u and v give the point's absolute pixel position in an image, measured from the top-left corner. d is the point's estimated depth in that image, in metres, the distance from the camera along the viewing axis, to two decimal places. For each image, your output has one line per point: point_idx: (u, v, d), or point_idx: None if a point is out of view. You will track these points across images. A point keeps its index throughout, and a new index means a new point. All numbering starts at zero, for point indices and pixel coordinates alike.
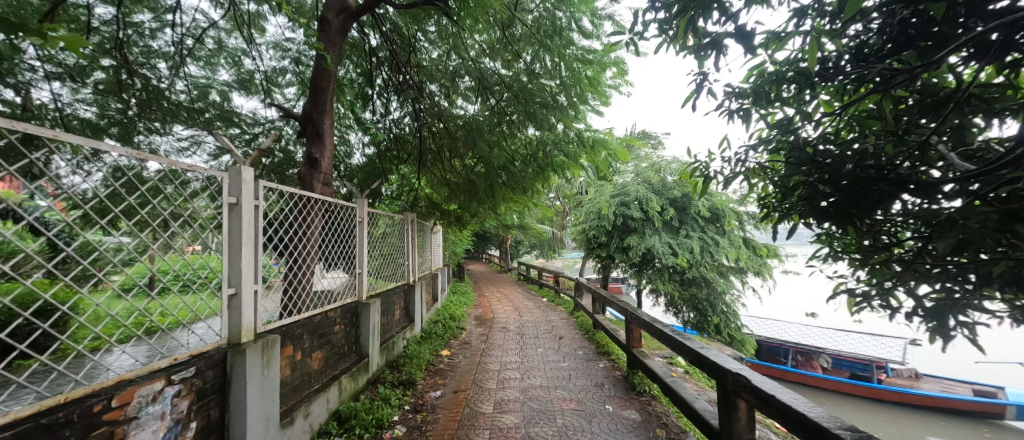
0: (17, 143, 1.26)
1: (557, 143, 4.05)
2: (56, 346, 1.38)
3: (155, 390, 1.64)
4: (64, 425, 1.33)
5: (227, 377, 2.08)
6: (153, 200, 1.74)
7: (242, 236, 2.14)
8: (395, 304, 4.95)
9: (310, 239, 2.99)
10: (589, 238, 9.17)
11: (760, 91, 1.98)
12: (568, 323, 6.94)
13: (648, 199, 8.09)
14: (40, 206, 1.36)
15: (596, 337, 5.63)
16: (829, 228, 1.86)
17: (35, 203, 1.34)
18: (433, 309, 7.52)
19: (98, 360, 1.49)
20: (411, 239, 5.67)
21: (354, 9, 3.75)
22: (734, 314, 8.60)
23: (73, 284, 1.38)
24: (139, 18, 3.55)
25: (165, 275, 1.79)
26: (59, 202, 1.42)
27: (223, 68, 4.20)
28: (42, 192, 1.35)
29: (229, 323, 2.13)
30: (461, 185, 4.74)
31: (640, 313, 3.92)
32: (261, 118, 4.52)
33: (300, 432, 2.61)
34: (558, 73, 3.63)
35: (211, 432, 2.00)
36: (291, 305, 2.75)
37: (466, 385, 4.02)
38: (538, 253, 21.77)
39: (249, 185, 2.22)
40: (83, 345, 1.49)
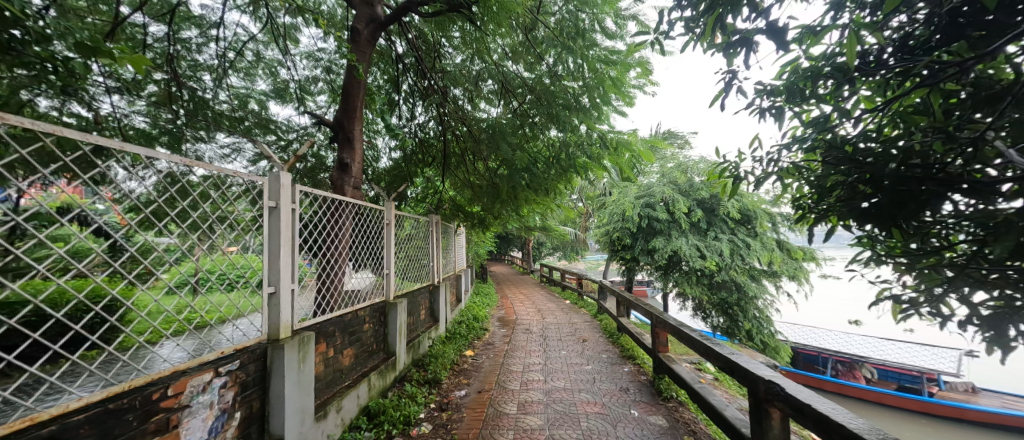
0: (90, 154, 1.40)
1: (579, 145, 4.02)
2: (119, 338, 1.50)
3: (205, 380, 1.77)
4: (127, 410, 1.45)
5: (267, 370, 2.21)
6: (201, 204, 1.87)
7: (281, 238, 2.26)
8: (421, 304, 5.06)
9: (341, 240, 3.12)
10: (613, 240, 9.00)
11: (794, 88, 1.91)
12: (591, 326, 6.89)
13: (674, 200, 7.96)
14: (102, 211, 1.49)
15: (621, 341, 5.54)
16: (871, 230, 1.78)
17: (97, 207, 1.46)
18: (457, 310, 7.63)
19: (155, 352, 1.61)
20: (435, 241, 5.77)
21: (383, 20, 3.90)
22: (767, 320, 8.26)
23: (134, 281, 1.51)
24: (188, 34, 3.81)
25: (212, 275, 1.91)
26: (117, 206, 1.52)
27: (261, 78, 4.46)
28: (104, 198, 1.47)
29: (269, 320, 2.25)
30: (484, 188, 4.79)
31: (667, 317, 3.85)
32: (296, 126, 4.76)
33: (333, 426, 2.72)
34: (581, 74, 3.64)
35: (253, 422, 2.13)
36: (324, 302, 2.87)
37: (489, 386, 4.05)
38: (560, 254, 21.67)
39: (287, 190, 2.34)
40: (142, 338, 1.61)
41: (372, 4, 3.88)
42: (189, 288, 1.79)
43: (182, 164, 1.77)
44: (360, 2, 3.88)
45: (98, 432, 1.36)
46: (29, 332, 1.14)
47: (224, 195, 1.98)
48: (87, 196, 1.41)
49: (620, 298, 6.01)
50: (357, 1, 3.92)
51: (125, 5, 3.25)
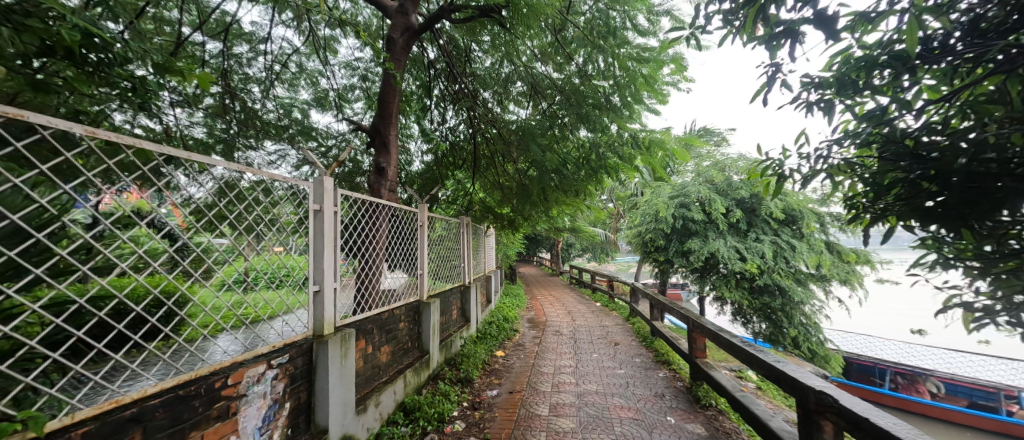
0: (159, 162, 1.53)
1: (610, 144, 3.94)
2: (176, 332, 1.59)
3: (259, 372, 1.89)
4: (194, 397, 1.57)
5: (313, 364, 2.34)
6: (243, 206, 1.91)
7: (324, 239, 2.39)
8: (452, 304, 5.16)
9: (379, 241, 3.24)
10: (645, 242, 8.76)
11: (845, 79, 1.76)
12: (623, 329, 6.75)
13: (711, 200, 7.66)
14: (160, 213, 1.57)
15: (655, 345, 5.39)
16: (937, 231, 1.64)
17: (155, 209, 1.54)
18: (487, 311, 7.71)
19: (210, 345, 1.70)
20: (466, 243, 5.87)
21: (417, 28, 4.02)
22: (816, 327, 7.75)
23: (190, 278, 1.59)
24: (239, 50, 4.10)
25: (253, 273, 1.99)
26: (177, 209, 1.62)
27: (303, 88, 4.72)
28: (163, 201, 1.56)
29: (313, 317, 2.38)
30: (514, 189, 4.81)
31: (705, 322, 3.71)
32: (334, 133, 4.99)
33: (372, 420, 2.83)
34: (612, 73, 3.58)
35: (301, 412, 2.26)
36: (363, 301, 3.00)
37: (521, 386, 4.07)
38: (591, 256, 21.40)
39: (330, 193, 2.47)
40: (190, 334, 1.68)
41: (407, 13, 4.00)
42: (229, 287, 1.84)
43: (234, 170, 1.88)
44: (396, 12, 4.02)
45: (170, 416, 1.48)
46: (108, 320, 1.24)
47: (270, 199, 2.09)
48: (150, 199, 1.51)
49: (653, 302, 5.85)
50: (392, 12, 4.05)
51: (186, 25, 3.52)
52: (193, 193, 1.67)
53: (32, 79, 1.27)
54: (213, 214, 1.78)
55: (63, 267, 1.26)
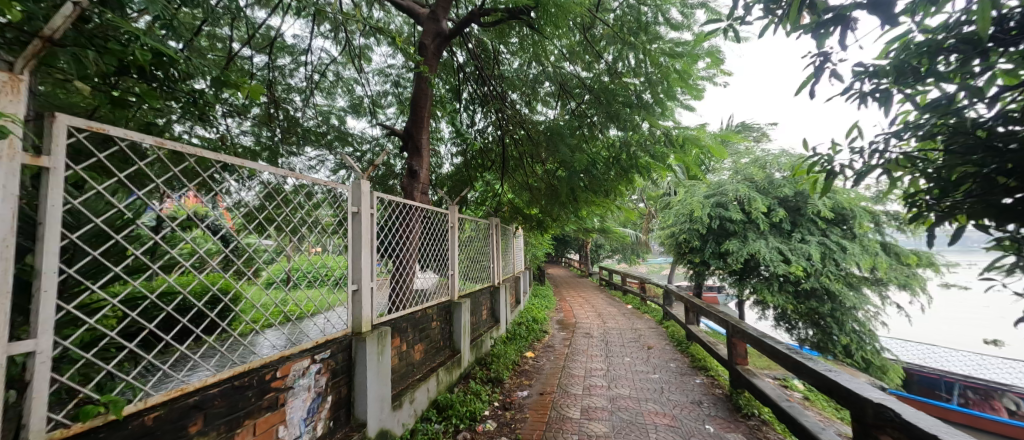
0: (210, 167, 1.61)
1: (641, 143, 3.83)
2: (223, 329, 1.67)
3: (304, 366, 2.00)
4: (247, 387, 1.68)
5: (353, 360, 2.44)
6: (288, 209, 2.00)
7: (362, 240, 2.49)
8: (482, 305, 5.21)
9: (411, 242, 3.33)
10: (679, 242, 8.45)
11: (905, 66, 1.60)
12: (657, 333, 6.55)
13: (751, 199, 7.31)
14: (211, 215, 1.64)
15: (691, 350, 5.20)
16: (1016, 231, 1.48)
17: (208, 212, 1.61)
18: (517, 312, 7.72)
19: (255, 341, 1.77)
20: (495, 244, 5.91)
21: (448, 33, 4.10)
22: (870, 334, 7.21)
23: (236, 276, 1.66)
24: (282, 62, 4.33)
25: (296, 272, 2.06)
26: (227, 212, 1.69)
27: (340, 96, 4.94)
28: (214, 204, 1.63)
29: (352, 314, 2.48)
30: (542, 190, 4.80)
31: (746, 327, 3.54)
32: (369, 138, 5.18)
33: (407, 416, 2.91)
34: (643, 70, 3.49)
35: (341, 406, 2.35)
36: (397, 300, 3.09)
37: (552, 388, 4.05)
38: (622, 257, 20.93)
39: (366, 196, 2.57)
40: (240, 330, 1.77)
41: (437, 19, 4.09)
42: (276, 285, 1.91)
43: (279, 175, 1.96)
44: (427, 19, 4.11)
45: (228, 404, 1.58)
46: (167, 316, 1.32)
47: (310, 200, 2.17)
48: (204, 203, 1.58)
49: (689, 305, 5.64)
50: (424, 19, 4.16)
51: (237, 41, 3.77)
52: (240, 196, 1.74)
53: (111, 97, 1.40)
54: (260, 216, 1.84)
55: (136, 265, 1.38)
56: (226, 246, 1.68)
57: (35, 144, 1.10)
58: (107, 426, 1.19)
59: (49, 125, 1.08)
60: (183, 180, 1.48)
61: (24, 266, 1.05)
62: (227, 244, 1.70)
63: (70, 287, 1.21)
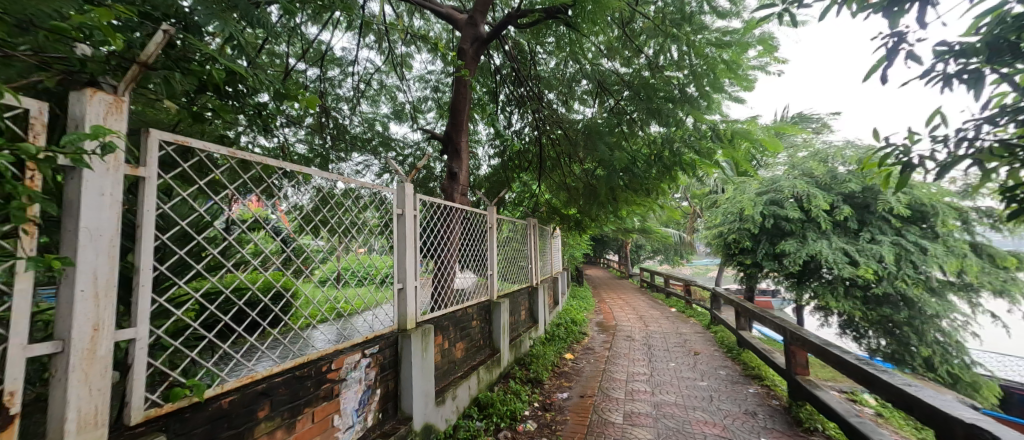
0: (269, 173, 1.71)
1: (685, 139, 3.66)
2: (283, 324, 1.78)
3: (355, 359, 2.12)
4: (307, 378, 1.80)
5: (399, 355, 2.54)
6: (339, 212, 2.10)
7: (406, 241, 2.59)
8: (521, 305, 5.24)
9: (452, 243, 3.42)
10: (728, 243, 7.97)
11: (1002, 42, 1.37)
12: (704, 338, 6.25)
13: (811, 196, 6.76)
14: (271, 218, 1.74)
15: (743, 358, 4.89)
16: None
17: (269, 215, 1.72)
18: (555, 313, 7.68)
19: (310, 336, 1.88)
20: (533, 244, 5.92)
21: (486, 36, 4.15)
22: (958, 347, 6.41)
23: (292, 274, 1.76)
24: (332, 73, 4.60)
25: (347, 271, 2.15)
26: (285, 216, 1.80)
27: (384, 103, 5.17)
28: (274, 208, 1.74)
29: (398, 312, 2.58)
30: (581, 190, 4.74)
31: (806, 334, 3.29)
32: (410, 142, 5.38)
33: (449, 412, 2.99)
34: (687, 63, 3.34)
35: (389, 399, 2.46)
36: (439, 299, 3.18)
37: (592, 391, 3.99)
38: (666, 258, 20.16)
39: (410, 199, 2.68)
40: (298, 324, 1.88)
41: (475, 24, 4.16)
42: (330, 283, 2.01)
43: (331, 180, 2.08)
44: (466, 24, 4.19)
45: (291, 392, 1.71)
46: (238, 310, 1.43)
47: (359, 203, 2.28)
48: (263, 207, 1.69)
49: (740, 309, 5.32)
50: (463, 24, 4.24)
51: (292, 57, 4.06)
52: (293, 199, 1.83)
53: (192, 111, 1.55)
54: (313, 218, 1.93)
55: (213, 263, 1.52)
56: (285, 247, 1.80)
57: (134, 156, 1.25)
58: (192, 407, 1.33)
59: (145, 139, 1.22)
60: (250, 186, 1.61)
61: (126, 263, 1.20)
62: (287, 245, 1.82)
63: (161, 283, 1.36)
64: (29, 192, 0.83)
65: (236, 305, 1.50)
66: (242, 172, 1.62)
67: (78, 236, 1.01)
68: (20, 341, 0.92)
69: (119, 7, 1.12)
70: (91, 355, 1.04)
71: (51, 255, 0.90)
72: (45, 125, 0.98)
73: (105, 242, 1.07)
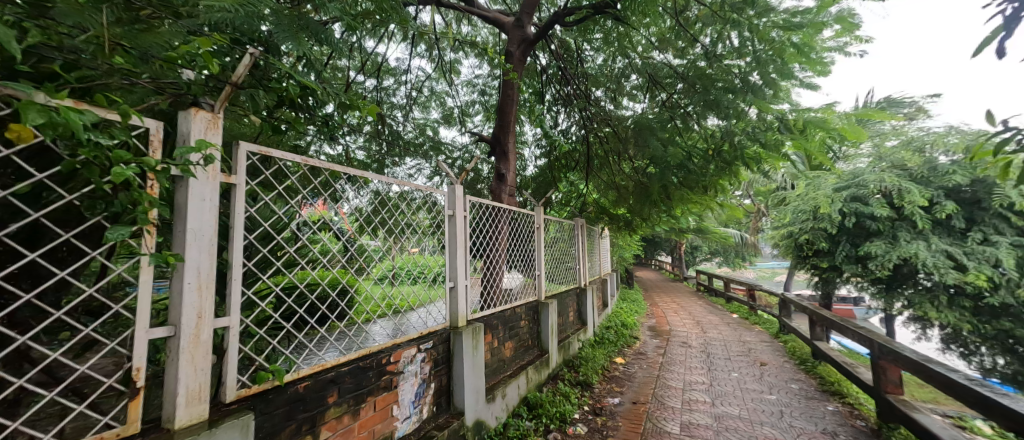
0: (333, 178, 1.84)
1: (747, 132, 3.41)
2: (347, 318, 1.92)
3: (411, 354, 2.23)
4: (369, 368, 1.93)
5: (451, 351, 2.63)
6: (394, 213, 2.21)
7: (458, 241, 2.68)
8: (569, 306, 5.17)
9: (501, 243, 3.48)
10: (799, 244, 7.27)
11: None
12: (771, 347, 5.78)
13: (902, 190, 5.96)
14: (335, 220, 1.87)
15: (820, 371, 4.44)
16: None
17: (333, 218, 1.84)
18: (605, 315, 7.49)
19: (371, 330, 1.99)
20: (581, 245, 5.81)
21: (532, 37, 4.17)
22: None
23: (354, 272, 1.88)
24: (387, 82, 4.86)
25: (402, 270, 2.26)
26: (347, 218, 1.91)
27: (434, 108, 5.37)
28: (337, 210, 1.87)
29: (450, 310, 2.67)
30: (631, 189, 4.59)
31: (899, 348, 2.93)
32: (459, 145, 5.56)
33: (499, 410, 3.04)
34: (749, 49, 3.10)
35: (442, 393, 2.55)
36: (488, 298, 3.26)
37: (646, 398, 3.85)
38: (725, 259, 18.87)
39: (460, 200, 2.77)
40: (360, 319, 2.01)
41: (522, 26, 4.19)
42: (388, 281, 2.12)
43: (387, 183, 2.20)
44: (513, 27, 4.22)
45: (356, 381, 1.84)
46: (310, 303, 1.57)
47: (412, 205, 2.39)
48: (328, 209, 1.80)
49: (816, 317, 4.84)
50: (509, 27, 4.28)
51: (352, 69, 4.35)
52: (353, 202, 1.93)
53: (272, 125, 1.71)
54: (372, 219, 2.04)
55: (290, 261, 1.66)
56: (349, 247, 1.91)
57: (227, 166, 1.42)
58: (274, 390, 1.48)
59: (235, 150, 1.38)
60: (318, 190, 1.74)
61: (222, 260, 1.37)
62: (350, 244, 1.93)
63: (248, 278, 1.53)
64: (151, 198, 0.97)
65: (309, 299, 1.64)
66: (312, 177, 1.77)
67: (186, 235, 1.18)
68: (143, 325, 1.08)
69: (215, 36, 1.28)
70: (196, 339, 1.20)
71: (167, 252, 1.06)
72: (161, 142, 1.14)
73: (205, 242, 1.22)
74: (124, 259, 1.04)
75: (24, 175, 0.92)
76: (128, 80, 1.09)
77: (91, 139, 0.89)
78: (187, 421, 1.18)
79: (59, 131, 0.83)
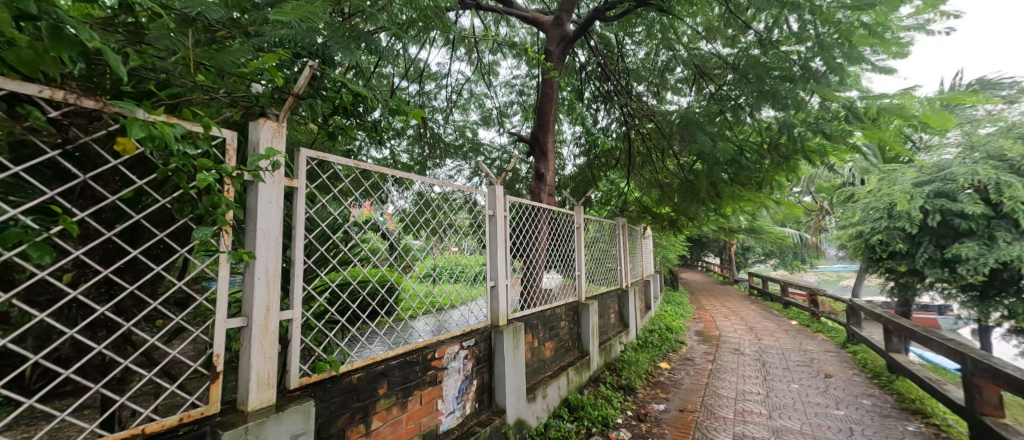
0: (380, 180, 1.92)
1: (808, 123, 3.15)
2: (394, 314, 2.00)
3: (455, 350, 2.29)
4: (416, 363, 2.00)
5: (492, 350, 2.66)
6: (436, 213, 2.27)
7: (498, 241, 2.71)
8: (610, 308, 5.06)
9: (540, 243, 3.47)
10: (869, 245, 6.60)
11: None
12: (837, 357, 5.30)
13: (1001, 184, 5.21)
14: (380, 221, 1.95)
15: (897, 387, 4.00)
16: None
17: (378, 219, 1.92)
18: (648, 318, 7.25)
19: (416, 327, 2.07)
20: (623, 244, 5.66)
21: (572, 35, 4.12)
22: None
23: (400, 271, 1.96)
24: (428, 86, 5.00)
25: (444, 269, 2.32)
26: (391, 219, 1.98)
27: (473, 110, 5.46)
28: (382, 212, 1.95)
29: (491, 309, 2.71)
30: (676, 187, 4.41)
31: (998, 364, 2.58)
32: (498, 146, 5.62)
33: (541, 410, 3.04)
34: (811, 33, 2.87)
35: (484, 391, 2.59)
36: (528, 298, 3.27)
37: (694, 406, 3.68)
38: (782, 261, 17.55)
39: (501, 201, 2.80)
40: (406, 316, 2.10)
41: (562, 23, 4.15)
42: (431, 279, 2.18)
43: (430, 184, 2.26)
44: (552, 25, 4.20)
45: (403, 375, 1.92)
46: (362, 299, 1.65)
47: (454, 205, 2.44)
48: (375, 210, 1.89)
49: (892, 326, 4.37)
50: (548, 26, 4.25)
51: (396, 76, 4.53)
52: (398, 203, 2.01)
53: (327, 131, 1.82)
54: (417, 219, 2.11)
55: (344, 258, 1.77)
56: (395, 246, 1.99)
57: (290, 171, 1.54)
58: (331, 380, 1.58)
59: (296, 156, 1.49)
60: (367, 192, 1.83)
61: (286, 257, 1.49)
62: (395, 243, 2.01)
63: (307, 275, 1.64)
64: (228, 202, 1.08)
65: (361, 295, 1.74)
66: (362, 180, 1.86)
67: (256, 235, 1.29)
68: (221, 315, 1.20)
69: (278, 51, 1.38)
70: (265, 330, 1.31)
71: (241, 250, 1.17)
72: (235, 150, 1.26)
73: (273, 241, 1.34)
74: (205, 256, 1.15)
75: (128, 181, 1.05)
76: (208, 95, 1.22)
77: (181, 150, 1.00)
78: (258, 405, 1.29)
79: (156, 143, 0.94)
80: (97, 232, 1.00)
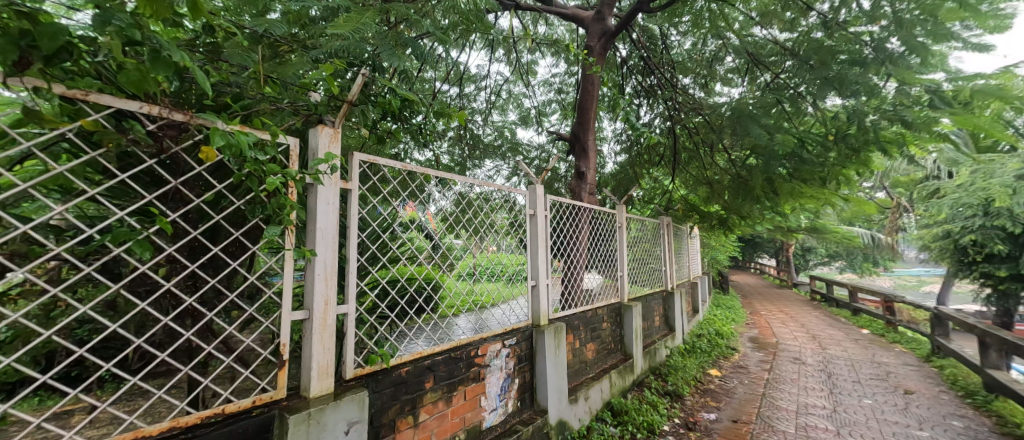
0: (423, 181, 1.98)
1: (882, 111, 2.85)
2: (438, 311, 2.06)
3: (497, 348, 2.31)
4: (460, 359, 2.05)
5: (534, 349, 2.67)
6: (476, 213, 2.30)
7: (539, 240, 2.71)
8: (654, 310, 4.88)
9: (581, 242, 3.42)
10: (958, 246, 5.84)
11: None
12: (918, 372, 4.75)
13: None
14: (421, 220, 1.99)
15: (996, 408, 3.51)
16: None
17: (420, 218, 1.97)
18: (696, 322, 6.90)
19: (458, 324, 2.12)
20: (668, 243, 5.45)
21: (613, 29, 4.01)
22: None
23: (443, 269, 2.01)
24: (468, 87, 5.08)
25: (485, 268, 2.34)
26: (432, 219, 2.03)
27: (512, 110, 5.49)
28: (423, 211, 1.99)
29: (532, 308, 2.71)
30: (726, 184, 4.17)
31: None
32: (536, 145, 5.61)
33: (583, 412, 3.00)
34: (885, 11, 2.59)
35: (526, 390, 2.60)
36: (569, 298, 3.24)
37: (749, 417, 3.47)
38: (849, 263, 16.00)
39: (541, 200, 2.79)
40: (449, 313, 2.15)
41: (603, 18, 4.06)
42: (472, 277, 2.22)
43: (470, 184, 2.30)
44: (593, 20, 4.12)
45: (448, 370, 1.97)
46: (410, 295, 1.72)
47: (492, 205, 2.46)
48: (418, 211, 1.95)
49: (989, 339, 3.84)
50: (589, 21, 4.18)
51: (438, 80, 4.66)
52: (441, 202, 2.07)
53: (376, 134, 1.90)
54: (459, 219, 2.16)
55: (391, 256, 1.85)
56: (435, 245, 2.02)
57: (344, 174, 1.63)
58: (383, 372, 1.67)
59: (350, 160, 1.58)
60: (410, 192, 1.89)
61: (341, 255, 1.58)
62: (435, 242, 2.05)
63: (359, 272, 1.73)
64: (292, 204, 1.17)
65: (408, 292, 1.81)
66: (408, 181, 1.93)
67: (316, 234, 1.38)
68: (287, 308, 1.30)
69: (334, 61, 1.47)
70: (324, 322, 1.40)
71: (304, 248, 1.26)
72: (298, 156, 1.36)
73: (330, 239, 1.43)
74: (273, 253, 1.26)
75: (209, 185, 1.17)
76: (273, 105, 1.32)
77: (253, 156, 1.10)
78: (319, 392, 1.38)
79: (233, 151, 1.04)
80: (185, 230, 1.12)
